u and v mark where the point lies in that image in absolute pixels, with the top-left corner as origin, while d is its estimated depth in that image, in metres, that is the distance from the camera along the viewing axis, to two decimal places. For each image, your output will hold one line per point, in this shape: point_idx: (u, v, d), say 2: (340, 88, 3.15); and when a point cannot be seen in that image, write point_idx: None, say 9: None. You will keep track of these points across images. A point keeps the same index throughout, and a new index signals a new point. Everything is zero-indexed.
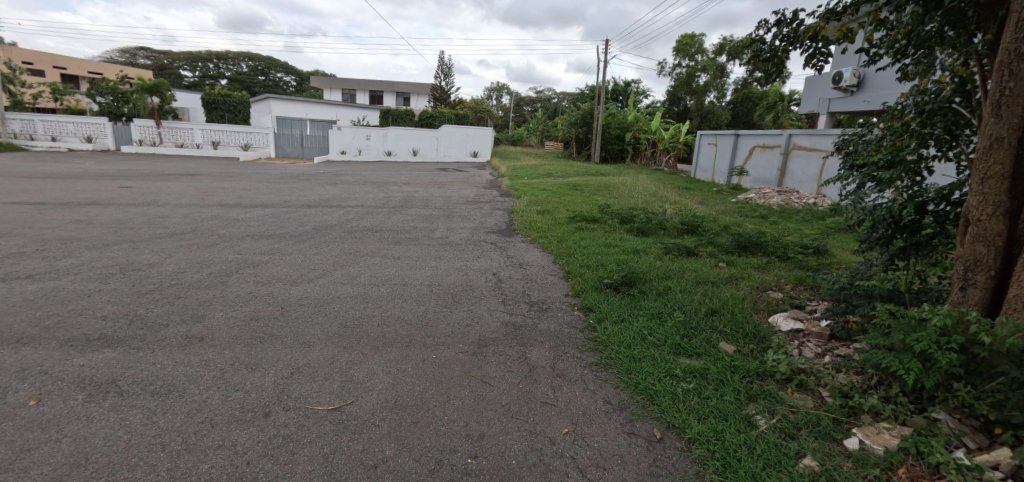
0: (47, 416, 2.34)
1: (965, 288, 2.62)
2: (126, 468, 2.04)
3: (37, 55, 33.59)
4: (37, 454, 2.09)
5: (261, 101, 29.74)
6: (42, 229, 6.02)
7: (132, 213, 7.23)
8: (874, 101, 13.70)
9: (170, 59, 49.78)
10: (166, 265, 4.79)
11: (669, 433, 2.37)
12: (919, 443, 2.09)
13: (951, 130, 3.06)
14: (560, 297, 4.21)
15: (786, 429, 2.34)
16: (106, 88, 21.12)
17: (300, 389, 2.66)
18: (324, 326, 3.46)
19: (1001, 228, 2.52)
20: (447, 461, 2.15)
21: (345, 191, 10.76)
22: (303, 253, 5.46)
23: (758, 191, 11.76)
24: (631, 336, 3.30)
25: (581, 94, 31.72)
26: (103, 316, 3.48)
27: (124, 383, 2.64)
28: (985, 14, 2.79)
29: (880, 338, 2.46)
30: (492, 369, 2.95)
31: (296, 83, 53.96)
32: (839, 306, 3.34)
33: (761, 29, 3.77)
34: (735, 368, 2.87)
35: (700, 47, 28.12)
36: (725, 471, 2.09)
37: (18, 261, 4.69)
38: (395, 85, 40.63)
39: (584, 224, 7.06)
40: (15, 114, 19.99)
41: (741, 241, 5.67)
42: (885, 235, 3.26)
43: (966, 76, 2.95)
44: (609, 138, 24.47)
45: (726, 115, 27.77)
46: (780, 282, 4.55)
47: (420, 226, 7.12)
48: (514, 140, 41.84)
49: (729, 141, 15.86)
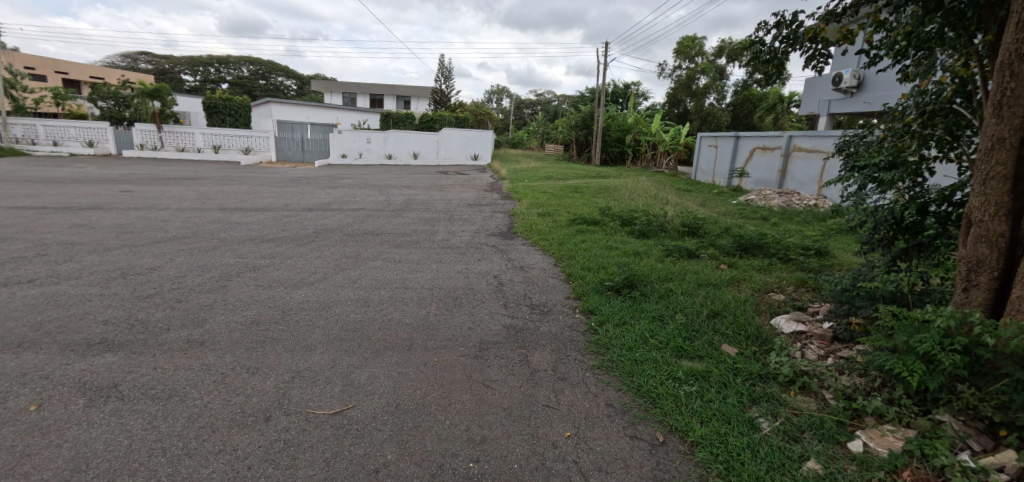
0: (47, 421, 2.33)
1: (968, 289, 2.61)
2: (127, 472, 2.03)
3: (41, 61, 33.98)
4: (38, 459, 2.08)
5: (262, 106, 29.93)
6: (43, 233, 6.01)
7: (134, 217, 7.24)
8: (874, 102, 13.72)
9: (171, 65, 50.03)
10: (168, 269, 4.79)
11: (672, 437, 2.36)
12: (923, 445, 2.08)
13: (952, 130, 3.05)
14: (561, 300, 4.19)
15: (789, 432, 2.33)
16: (108, 92, 21.28)
17: (301, 394, 2.65)
18: (325, 331, 3.44)
19: (1003, 229, 2.51)
20: (449, 465, 2.14)
21: (346, 194, 10.78)
22: (304, 256, 5.46)
23: (759, 192, 11.77)
24: (632, 339, 3.29)
25: (582, 97, 31.76)
26: (104, 321, 3.47)
27: (125, 388, 2.63)
28: (985, 15, 2.78)
29: (883, 340, 2.46)
30: (494, 373, 2.94)
31: (296, 87, 54.00)
32: (840, 308, 3.32)
33: (761, 29, 3.77)
34: (737, 370, 2.86)
35: (700, 49, 28.17)
36: (728, 475, 2.07)
37: (19, 266, 4.68)
38: (395, 89, 40.86)
39: (585, 226, 7.07)
40: (16, 119, 19.96)
41: (742, 242, 5.66)
42: (888, 236, 3.27)
43: (967, 77, 2.96)
44: (609, 141, 24.57)
45: (725, 117, 27.85)
46: (782, 284, 4.53)
47: (421, 230, 7.11)
48: (514, 143, 41.95)
49: (730, 143, 15.86)
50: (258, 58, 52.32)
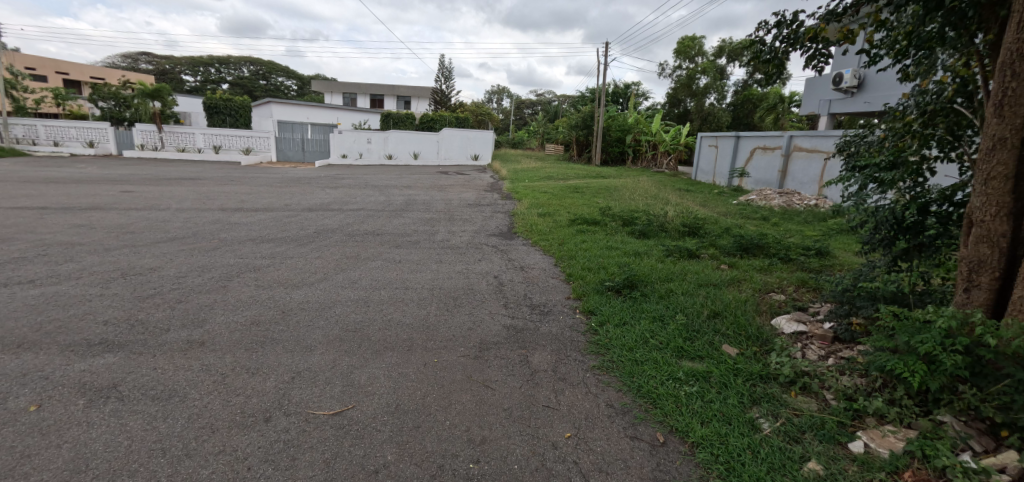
0: (48, 422, 2.33)
1: (969, 289, 2.61)
2: (127, 473, 2.03)
3: (42, 62, 34.09)
4: (38, 459, 2.08)
5: (263, 106, 29.96)
6: (43, 234, 6.00)
7: (135, 218, 7.26)
8: (874, 102, 13.70)
9: (172, 65, 50.12)
10: (168, 269, 4.79)
11: (672, 437, 2.35)
12: (925, 446, 2.08)
13: (954, 130, 3.05)
14: (561, 301, 4.19)
15: (790, 433, 2.32)
16: (109, 92, 21.23)
17: (301, 394, 2.64)
18: (325, 331, 3.44)
19: (1004, 229, 2.51)
20: (448, 466, 2.14)
21: (347, 194, 10.82)
22: (304, 256, 5.47)
23: (759, 192, 11.78)
24: (633, 340, 3.28)
25: (582, 97, 31.70)
26: (104, 321, 3.48)
27: (125, 389, 2.63)
28: (987, 14, 2.77)
29: (884, 341, 2.44)
30: (494, 373, 2.93)
31: (296, 87, 54.04)
32: (841, 308, 3.32)
33: (761, 29, 3.76)
34: (738, 370, 2.85)
35: (701, 49, 28.15)
36: (728, 476, 2.07)
37: (20, 266, 4.69)
38: (396, 90, 40.93)
39: (585, 226, 7.07)
40: (17, 119, 20.04)
41: (743, 242, 5.64)
42: (889, 236, 3.26)
43: (968, 77, 2.98)
44: (609, 141, 24.65)
45: (725, 117, 27.84)
46: (783, 284, 4.52)
47: (421, 230, 7.12)
48: (515, 143, 41.85)
49: (730, 143, 15.87)
50: (258, 58, 52.27)
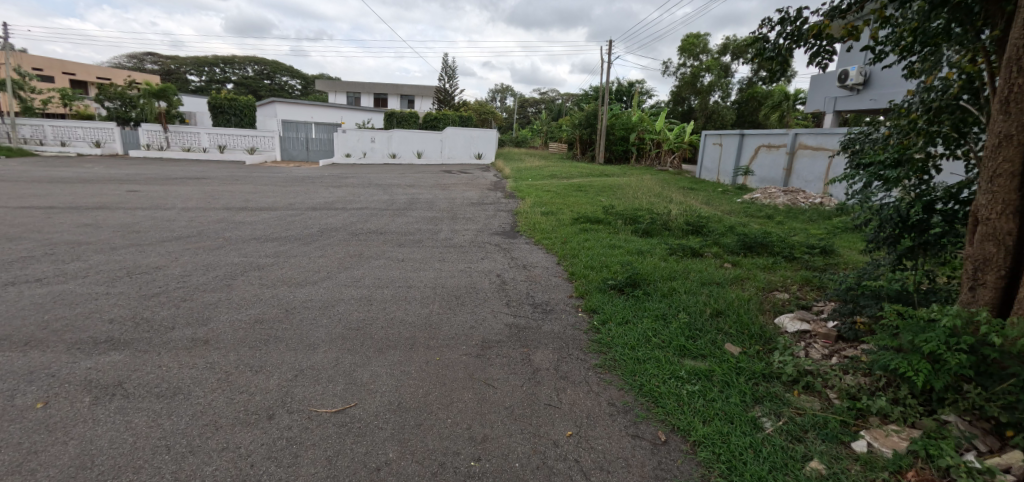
0: (55, 418, 2.35)
1: (975, 288, 2.59)
2: (131, 470, 2.04)
3: (48, 62, 34.30)
4: (45, 456, 2.10)
5: (268, 106, 30.08)
6: (49, 233, 6.04)
7: (140, 217, 7.30)
8: (881, 99, 13.60)
9: (177, 66, 50.39)
10: (173, 268, 4.81)
11: (674, 436, 2.35)
12: (928, 446, 2.06)
13: (959, 128, 3.01)
14: (564, 299, 4.18)
15: (793, 432, 2.31)
16: (114, 93, 20.51)
17: (303, 392, 2.66)
18: (328, 329, 3.45)
19: (1011, 228, 2.48)
20: (450, 464, 2.15)
21: (351, 193, 10.85)
22: (308, 255, 5.48)
23: (764, 190, 11.68)
24: (634, 338, 3.28)
25: (587, 95, 31.60)
26: (110, 320, 3.50)
27: (130, 386, 2.65)
28: (993, 10, 2.75)
29: (889, 339, 2.42)
30: (496, 372, 2.94)
31: (300, 87, 54.18)
32: (845, 307, 3.29)
33: (765, 26, 3.74)
34: (740, 369, 2.85)
35: (705, 46, 28.00)
36: (730, 474, 2.06)
37: (26, 265, 4.73)
38: (399, 89, 40.99)
39: (589, 225, 7.06)
40: (26, 119, 20.35)
41: (746, 241, 5.62)
42: (893, 235, 3.22)
43: (975, 73, 2.94)
44: (614, 140, 24.59)
45: (730, 115, 27.71)
46: (787, 282, 4.51)
47: (425, 228, 7.13)
48: (519, 142, 41.78)
49: (734, 141, 15.80)
50: (262, 58, 52.46)
